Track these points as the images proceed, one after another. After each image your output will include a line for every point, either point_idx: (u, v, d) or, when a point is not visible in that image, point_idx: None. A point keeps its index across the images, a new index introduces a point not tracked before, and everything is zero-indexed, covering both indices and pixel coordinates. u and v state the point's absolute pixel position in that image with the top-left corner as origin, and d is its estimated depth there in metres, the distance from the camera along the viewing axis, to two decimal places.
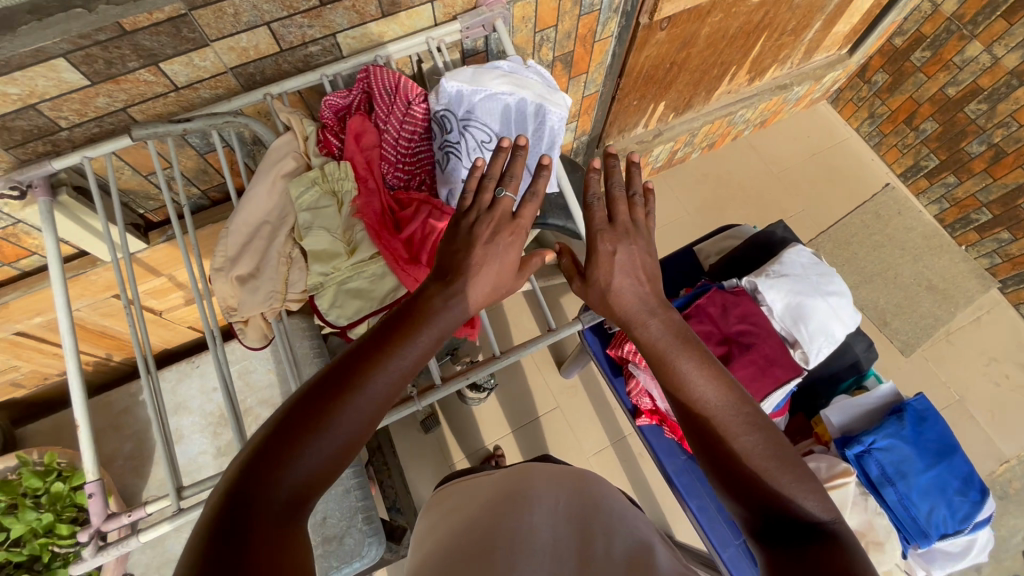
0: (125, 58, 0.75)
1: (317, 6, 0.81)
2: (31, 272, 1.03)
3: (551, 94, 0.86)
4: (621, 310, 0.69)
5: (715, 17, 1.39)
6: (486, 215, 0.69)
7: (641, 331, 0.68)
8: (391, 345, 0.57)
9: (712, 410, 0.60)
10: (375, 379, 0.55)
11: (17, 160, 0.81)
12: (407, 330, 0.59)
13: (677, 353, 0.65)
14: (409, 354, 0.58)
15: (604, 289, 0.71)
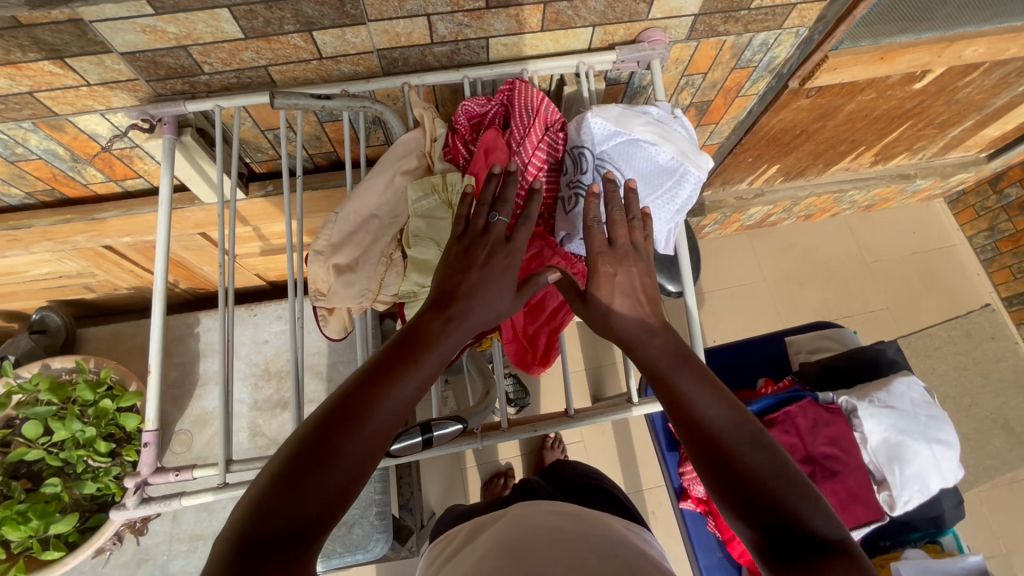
0: (284, 21, 0.73)
1: (482, 8, 0.78)
2: (133, 193, 1.04)
3: (695, 155, 0.80)
4: (619, 329, 0.65)
5: (867, 96, 1.28)
6: (479, 236, 0.65)
7: (639, 350, 0.64)
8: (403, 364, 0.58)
9: (717, 428, 0.58)
10: (385, 402, 0.56)
11: (154, 93, 0.81)
12: (406, 361, 0.58)
13: (679, 374, 0.61)
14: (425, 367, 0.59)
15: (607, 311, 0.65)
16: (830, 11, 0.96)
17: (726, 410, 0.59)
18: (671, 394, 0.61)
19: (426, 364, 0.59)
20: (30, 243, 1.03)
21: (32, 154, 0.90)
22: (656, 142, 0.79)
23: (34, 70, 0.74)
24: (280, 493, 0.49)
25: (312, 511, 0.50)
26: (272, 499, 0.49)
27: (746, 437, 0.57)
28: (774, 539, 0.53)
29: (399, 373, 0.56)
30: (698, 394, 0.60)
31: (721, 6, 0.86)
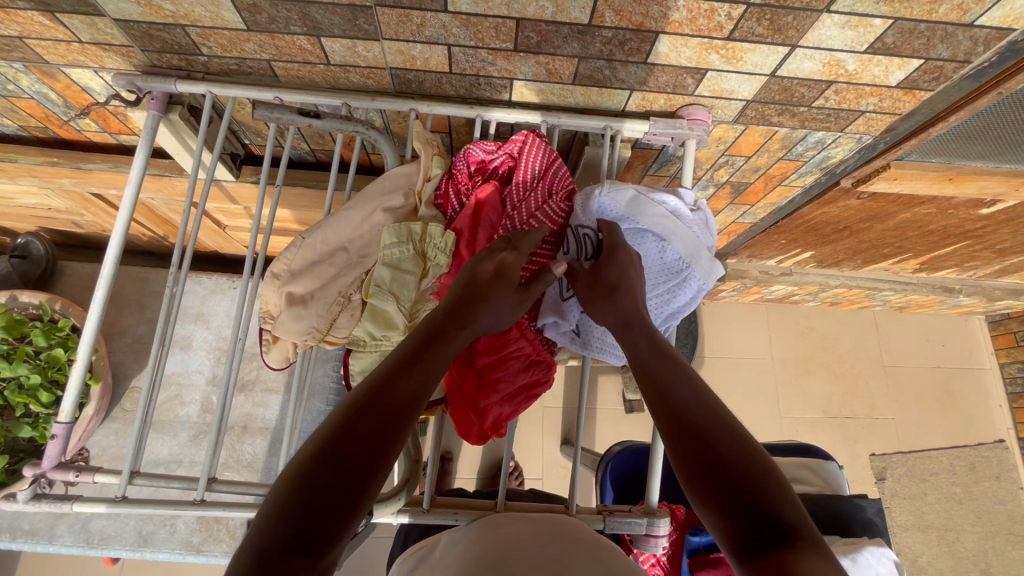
0: (290, 21, 0.67)
1: (509, 49, 0.70)
2: (127, 147, 1.00)
3: (707, 262, 0.70)
4: (614, 308, 0.67)
5: (925, 209, 1.15)
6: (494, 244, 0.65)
7: (631, 334, 0.66)
8: (424, 349, 0.57)
9: (702, 425, 0.56)
10: (401, 377, 0.54)
11: (149, 62, 0.77)
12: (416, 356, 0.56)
13: (664, 367, 0.62)
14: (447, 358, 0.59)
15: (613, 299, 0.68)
16: (903, 123, 0.84)
17: (709, 406, 0.58)
18: (662, 395, 0.61)
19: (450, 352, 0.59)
20: (16, 176, 1.01)
21: (24, 93, 0.86)
22: (665, 238, 0.70)
23: (24, 18, 0.69)
24: (296, 491, 0.45)
25: (330, 496, 0.46)
26: (287, 492, 0.45)
27: (727, 431, 0.55)
28: (753, 541, 0.48)
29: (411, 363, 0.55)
30: (684, 392, 0.60)
31: (779, 99, 0.77)
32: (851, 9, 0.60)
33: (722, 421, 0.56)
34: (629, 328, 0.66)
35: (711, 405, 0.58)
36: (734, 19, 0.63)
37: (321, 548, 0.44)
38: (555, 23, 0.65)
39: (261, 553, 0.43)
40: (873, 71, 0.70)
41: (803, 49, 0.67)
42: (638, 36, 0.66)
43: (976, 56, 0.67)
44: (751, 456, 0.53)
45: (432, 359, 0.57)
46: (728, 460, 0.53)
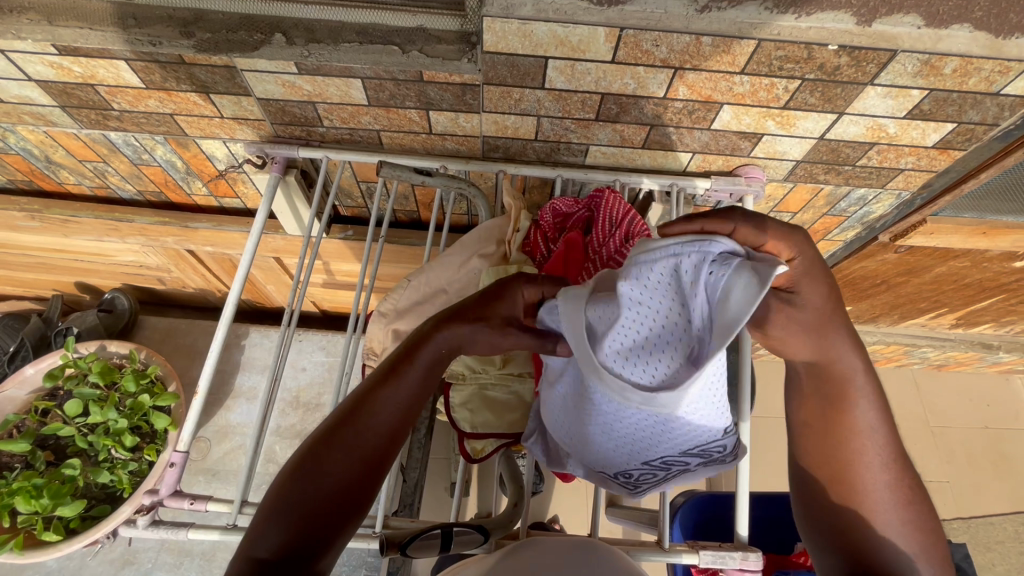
0: (407, 98, 0.79)
1: (591, 119, 0.81)
2: (227, 209, 1.13)
3: (756, 303, 0.40)
4: (812, 346, 0.53)
5: (961, 263, 1.21)
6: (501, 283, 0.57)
7: (834, 366, 0.54)
8: (400, 364, 0.54)
9: (873, 489, 0.54)
10: (389, 396, 0.53)
11: (275, 133, 0.89)
12: (401, 371, 0.54)
13: (862, 404, 0.55)
14: (419, 372, 0.54)
15: (823, 346, 0.53)
16: (938, 180, 0.93)
17: (891, 463, 0.55)
18: (841, 443, 0.55)
19: (428, 356, 0.54)
20: (126, 235, 1.13)
21: (154, 161, 0.99)
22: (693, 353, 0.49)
23: (182, 98, 0.82)
24: (295, 508, 0.48)
25: (327, 509, 0.49)
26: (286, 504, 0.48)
27: (901, 495, 0.55)
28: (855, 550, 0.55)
29: (396, 381, 0.53)
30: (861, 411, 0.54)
31: (826, 160, 0.87)
32: (891, 81, 0.71)
33: (897, 487, 0.55)
34: (843, 383, 0.54)
35: (895, 467, 0.55)
36: (791, 92, 0.73)
37: (320, 552, 0.47)
38: (636, 96, 0.76)
39: (257, 561, 0.46)
40: (912, 133, 0.79)
41: (850, 115, 0.77)
42: (704, 106, 0.77)
43: (1004, 119, 0.77)
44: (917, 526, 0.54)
45: (407, 380, 0.54)
46: (883, 527, 0.54)
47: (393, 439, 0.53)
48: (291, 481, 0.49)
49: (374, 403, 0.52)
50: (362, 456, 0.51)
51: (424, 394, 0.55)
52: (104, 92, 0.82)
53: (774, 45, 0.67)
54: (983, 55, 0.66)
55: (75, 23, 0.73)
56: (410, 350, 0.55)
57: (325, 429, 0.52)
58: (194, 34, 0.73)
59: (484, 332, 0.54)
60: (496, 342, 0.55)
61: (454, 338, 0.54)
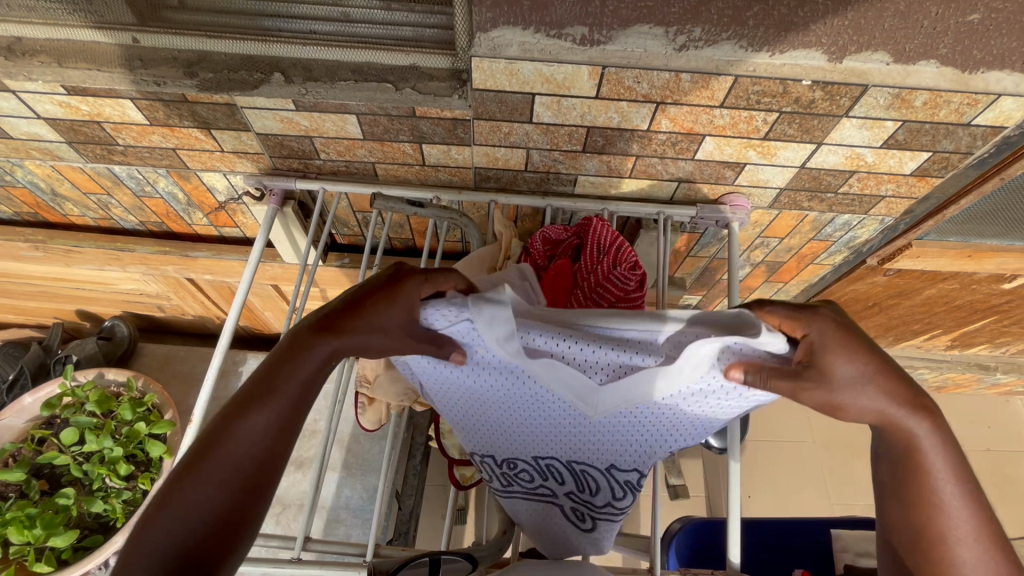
0: (400, 132, 0.82)
1: (578, 150, 0.83)
2: (227, 238, 1.15)
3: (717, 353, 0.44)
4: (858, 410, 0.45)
5: (950, 285, 1.23)
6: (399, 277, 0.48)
7: (897, 420, 0.45)
8: (275, 378, 0.46)
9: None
10: (266, 416, 0.45)
11: (273, 166, 0.92)
12: (274, 385, 0.46)
13: (942, 471, 0.45)
14: (292, 387, 0.46)
15: (879, 410, 0.45)
16: (920, 205, 0.95)
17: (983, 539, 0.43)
18: (916, 513, 0.44)
19: (309, 364, 0.47)
20: (127, 264, 1.15)
21: (156, 193, 1.02)
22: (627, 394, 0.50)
23: (184, 134, 0.86)
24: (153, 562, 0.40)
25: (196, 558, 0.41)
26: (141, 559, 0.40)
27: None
28: None
29: (272, 397, 0.46)
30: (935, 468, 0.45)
31: (808, 187, 0.89)
32: (865, 114, 0.73)
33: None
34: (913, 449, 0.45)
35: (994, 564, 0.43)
36: (769, 123, 0.76)
37: None
38: (620, 129, 0.79)
39: None
40: (890, 161, 0.82)
41: (828, 145, 0.80)
42: (687, 138, 0.80)
43: (977, 148, 0.79)
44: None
45: (280, 397, 0.46)
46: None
47: (274, 462, 0.45)
48: (147, 528, 0.41)
49: (239, 428, 0.45)
50: (237, 486, 0.43)
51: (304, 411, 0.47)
52: (109, 129, 0.86)
53: (751, 80, 0.69)
54: (951, 88, 0.68)
55: (84, 64, 0.76)
56: (281, 362, 0.47)
57: (188, 463, 0.44)
58: (197, 73, 0.77)
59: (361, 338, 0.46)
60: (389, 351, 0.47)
61: (336, 349, 0.47)
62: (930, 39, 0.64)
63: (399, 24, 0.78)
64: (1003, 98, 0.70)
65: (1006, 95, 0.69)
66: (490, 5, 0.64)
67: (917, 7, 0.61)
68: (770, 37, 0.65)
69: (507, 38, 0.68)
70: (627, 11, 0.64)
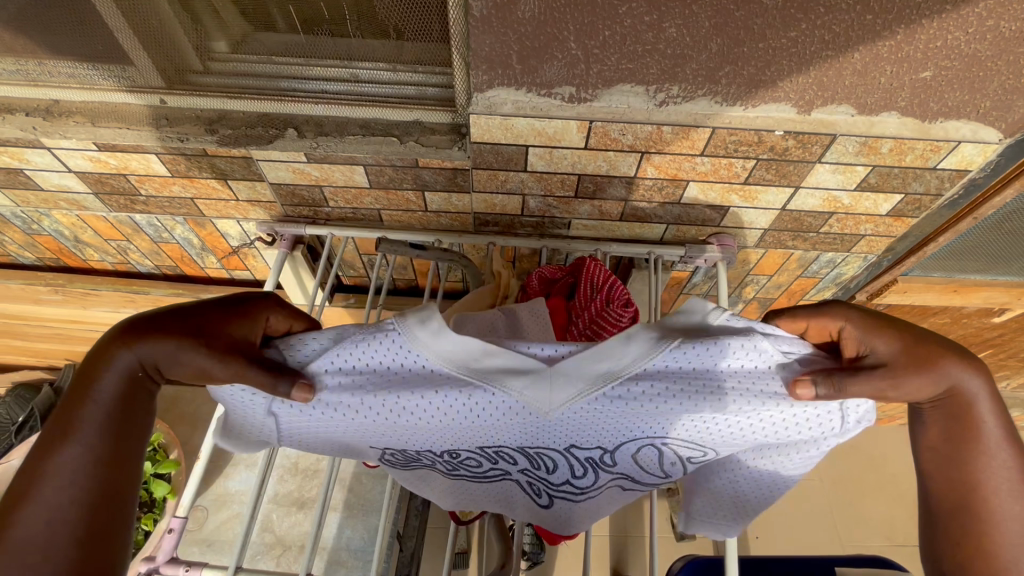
0: (403, 181, 0.89)
1: (570, 196, 0.89)
2: (238, 281, 1.21)
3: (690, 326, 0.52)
4: (919, 386, 0.50)
5: (941, 320, 1.25)
6: (228, 307, 0.51)
7: (959, 390, 0.51)
8: (72, 412, 0.47)
9: (1003, 515, 0.50)
10: (71, 452, 0.46)
11: (285, 213, 0.98)
12: (72, 419, 0.47)
13: (991, 428, 0.51)
14: (99, 413, 0.47)
15: (940, 378, 0.50)
16: (900, 243, 0.99)
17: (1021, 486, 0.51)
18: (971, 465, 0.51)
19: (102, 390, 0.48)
20: (141, 306, 1.20)
21: (173, 239, 1.08)
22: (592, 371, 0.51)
23: (202, 184, 0.92)
24: None
25: None
26: None
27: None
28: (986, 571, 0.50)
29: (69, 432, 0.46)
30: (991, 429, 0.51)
31: (790, 228, 0.94)
32: (836, 160, 0.79)
33: None
34: (972, 406, 0.51)
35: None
36: (748, 170, 0.82)
37: None
38: (609, 176, 0.84)
39: None
40: (865, 204, 0.87)
41: (805, 189, 0.85)
42: (672, 183, 0.85)
43: (946, 190, 0.84)
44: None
45: (88, 427, 0.47)
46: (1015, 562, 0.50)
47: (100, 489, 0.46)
48: None
49: (47, 472, 0.45)
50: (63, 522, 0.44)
51: (127, 430, 0.48)
52: (134, 181, 0.92)
53: (727, 132, 0.75)
54: (913, 137, 0.74)
55: (114, 124, 0.83)
56: (77, 398, 0.48)
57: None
58: (218, 130, 0.83)
59: (184, 359, 0.48)
60: (206, 371, 0.48)
61: (139, 362, 0.48)
62: (888, 94, 0.70)
63: (404, 84, 0.83)
64: (963, 145, 0.75)
65: (964, 142, 0.75)
66: (485, 69, 0.70)
67: (874, 65, 0.66)
68: (742, 93, 0.71)
69: (501, 97, 0.74)
70: (610, 73, 0.70)
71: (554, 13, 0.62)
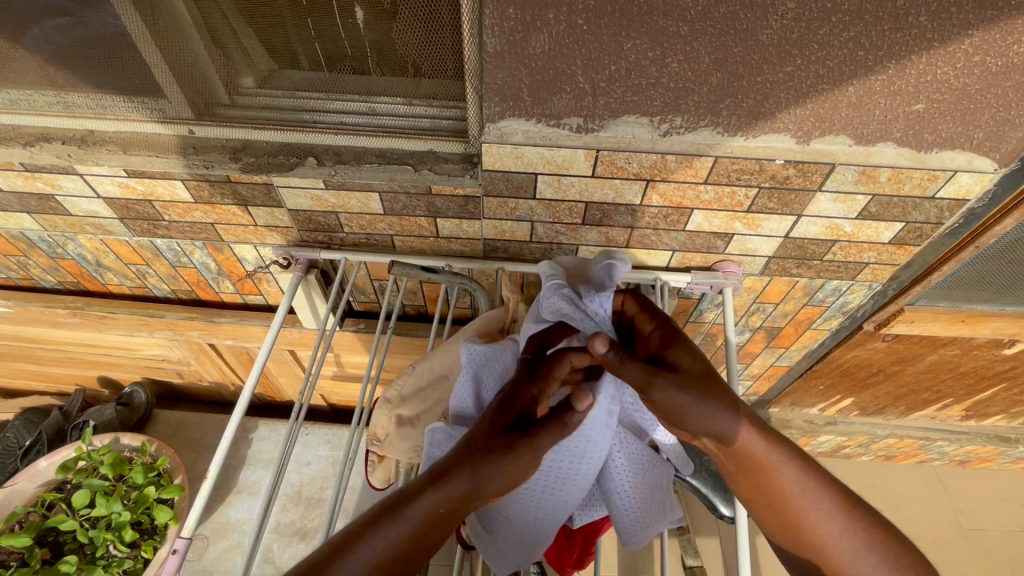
0: (416, 208, 0.92)
1: (578, 223, 0.92)
2: (251, 306, 1.23)
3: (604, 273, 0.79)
4: (707, 421, 0.58)
5: (951, 351, 1.22)
6: (530, 393, 0.65)
7: (736, 441, 0.58)
8: (401, 504, 0.55)
9: (831, 544, 0.55)
10: (389, 534, 0.53)
11: (300, 239, 1.01)
12: (396, 512, 0.54)
13: (785, 470, 0.57)
14: (411, 524, 0.54)
15: (728, 421, 0.58)
16: (904, 272, 1.00)
17: (838, 511, 0.56)
18: (780, 507, 0.57)
19: (425, 505, 0.55)
20: (156, 329, 1.22)
21: (191, 264, 1.11)
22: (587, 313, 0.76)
23: (223, 210, 0.96)
24: None
25: None
26: None
27: (864, 545, 0.55)
28: None
29: (393, 516, 0.53)
30: (787, 472, 0.57)
31: (795, 255, 0.95)
32: (836, 189, 0.81)
33: (856, 532, 0.55)
34: (752, 454, 0.58)
35: (838, 509, 0.56)
36: (750, 198, 0.84)
37: None
38: (615, 204, 0.87)
39: None
40: (866, 231, 0.89)
41: (807, 217, 0.87)
42: (676, 211, 0.88)
43: (946, 219, 0.86)
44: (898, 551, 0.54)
45: (404, 521, 0.54)
46: None
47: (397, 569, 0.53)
48: None
49: (365, 542, 0.52)
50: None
51: (420, 543, 0.54)
52: (159, 207, 0.96)
53: (729, 160, 0.78)
54: (909, 166, 0.77)
55: (144, 152, 0.88)
56: (402, 503, 0.55)
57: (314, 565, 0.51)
58: (241, 158, 0.88)
59: (501, 471, 0.58)
60: (520, 472, 0.59)
61: (466, 476, 0.57)
62: (883, 125, 0.73)
63: (419, 116, 0.87)
64: (959, 174, 0.78)
65: (961, 171, 0.77)
66: (498, 101, 0.74)
67: (868, 98, 0.70)
68: (742, 123, 0.74)
69: (513, 127, 0.77)
70: (616, 104, 0.73)
71: (563, 48, 0.67)
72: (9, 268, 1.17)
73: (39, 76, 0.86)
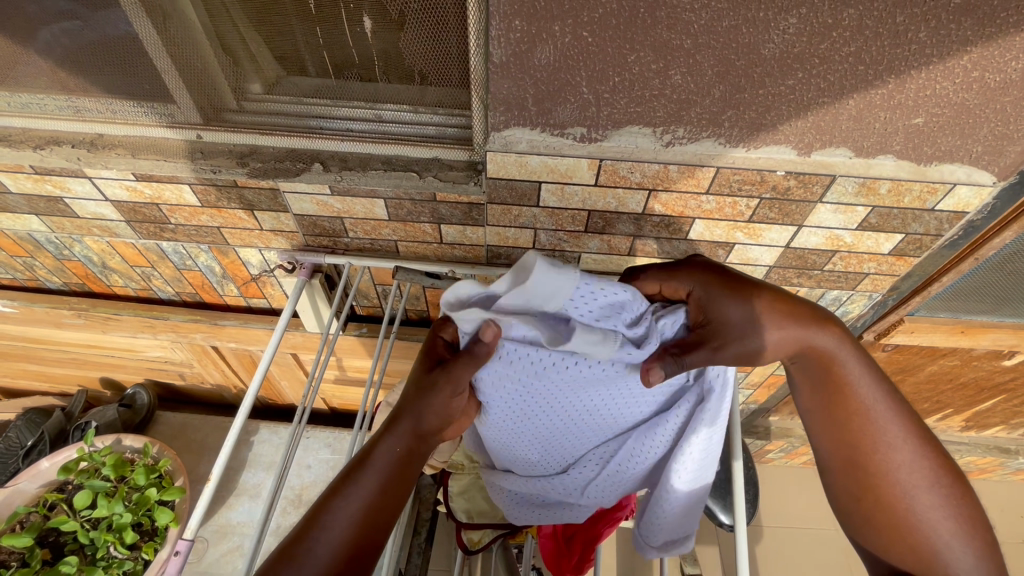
0: (421, 214, 0.93)
1: (581, 231, 0.92)
2: (254, 309, 1.24)
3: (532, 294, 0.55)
4: (776, 341, 0.62)
5: (951, 361, 1.22)
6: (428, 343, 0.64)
7: (815, 357, 0.62)
8: (366, 458, 0.60)
9: (891, 462, 0.61)
10: (364, 479, 0.58)
11: (305, 243, 1.02)
12: (365, 461, 0.59)
13: (859, 387, 0.62)
14: (379, 470, 0.59)
15: (804, 341, 0.61)
16: (904, 283, 1.01)
17: (904, 434, 0.61)
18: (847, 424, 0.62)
19: (386, 450, 0.60)
20: (159, 331, 1.23)
21: (196, 267, 1.12)
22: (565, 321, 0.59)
23: (229, 214, 0.97)
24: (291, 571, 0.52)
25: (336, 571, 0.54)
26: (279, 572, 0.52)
27: (919, 468, 0.60)
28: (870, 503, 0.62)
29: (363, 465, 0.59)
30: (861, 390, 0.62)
31: (795, 265, 0.96)
32: (837, 200, 0.82)
33: (914, 453, 0.61)
34: (826, 370, 0.62)
35: (913, 444, 0.61)
36: (751, 208, 0.85)
37: None
38: (618, 212, 0.88)
39: None
40: (867, 242, 0.89)
41: (808, 227, 0.88)
42: (678, 220, 0.89)
43: (946, 230, 0.87)
44: (948, 496, 0.60)
45: (373, 469, 0.59)
46: (910, 505, 0.60)
47: (382, 508, 0.58)
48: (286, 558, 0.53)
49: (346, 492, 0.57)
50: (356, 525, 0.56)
51: (394, 484, 0.59)
52: (166, 210, 0.97)
53: (731, 171, 0.79)
54: (909, 178, 0.78)
55: (153, 156, 0.89)
56: (364, 456, 0.60)
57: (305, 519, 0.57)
58: (248, 163, 0.89)
59: (438, 405, 0.61)
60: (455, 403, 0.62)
61: (406, 420, 0.61)
62: (883, 138, 0.74)
63: (425, 124, 0.88)
64: (958, 187, 0.79)
65: (959, 184, 0.78)
66: (503, 110, 0.75)
67: (869, 112, 0.71)
68: (744, 135, 0.75)
69: (517, 136, 0.78)
70: (619, 115, 0.74)
71: (569, 59, 0.68)
72: (16, 269, 1.18)
73: (51, 80, 0.87)
